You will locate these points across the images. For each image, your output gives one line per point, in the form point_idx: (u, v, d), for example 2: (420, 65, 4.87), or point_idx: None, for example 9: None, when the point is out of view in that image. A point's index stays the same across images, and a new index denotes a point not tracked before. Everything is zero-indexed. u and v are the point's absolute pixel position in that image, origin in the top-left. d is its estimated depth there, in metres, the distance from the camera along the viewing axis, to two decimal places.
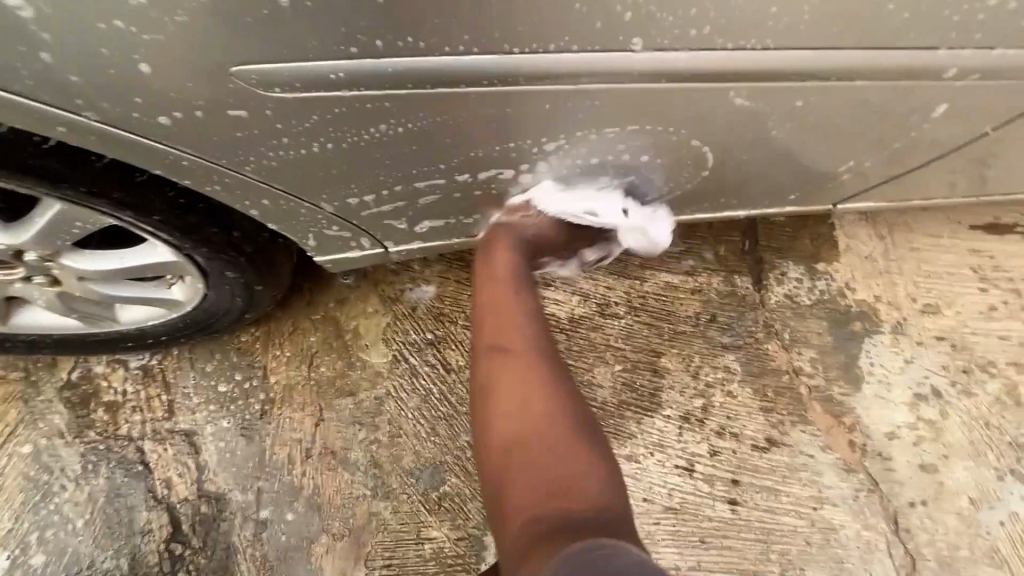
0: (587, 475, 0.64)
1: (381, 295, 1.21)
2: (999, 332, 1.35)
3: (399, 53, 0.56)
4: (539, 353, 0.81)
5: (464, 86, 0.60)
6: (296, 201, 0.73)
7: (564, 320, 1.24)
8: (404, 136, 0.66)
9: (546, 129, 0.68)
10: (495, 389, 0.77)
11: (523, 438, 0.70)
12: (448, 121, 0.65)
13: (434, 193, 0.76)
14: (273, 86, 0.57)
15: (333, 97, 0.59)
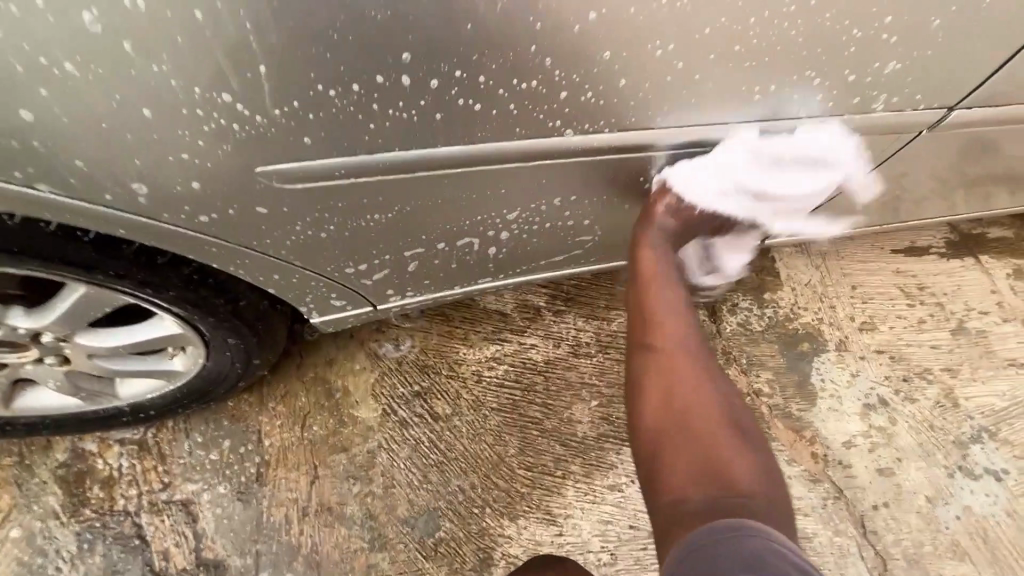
0: (736, 458, 0.75)
1: (368, 353, 1.30)
2: (930, 342, 1.51)
3: (391, 148, 0.67)
4: (669, 352, 0.87)
5: (445, 167, 0.72)
6: (298, 272, 0.81)
7: (541, 362, 1.34)
8: (393, 212, 0.76)
9: (515, 195, 0.80)
10: (652, 383, 0.85)
11: (682, 420, 0.80)
12: (433, 198, 0.76)
13: (418, 259, 0.86)
14: (286, 180, 0.67)
15: (337, 185, 0.70)
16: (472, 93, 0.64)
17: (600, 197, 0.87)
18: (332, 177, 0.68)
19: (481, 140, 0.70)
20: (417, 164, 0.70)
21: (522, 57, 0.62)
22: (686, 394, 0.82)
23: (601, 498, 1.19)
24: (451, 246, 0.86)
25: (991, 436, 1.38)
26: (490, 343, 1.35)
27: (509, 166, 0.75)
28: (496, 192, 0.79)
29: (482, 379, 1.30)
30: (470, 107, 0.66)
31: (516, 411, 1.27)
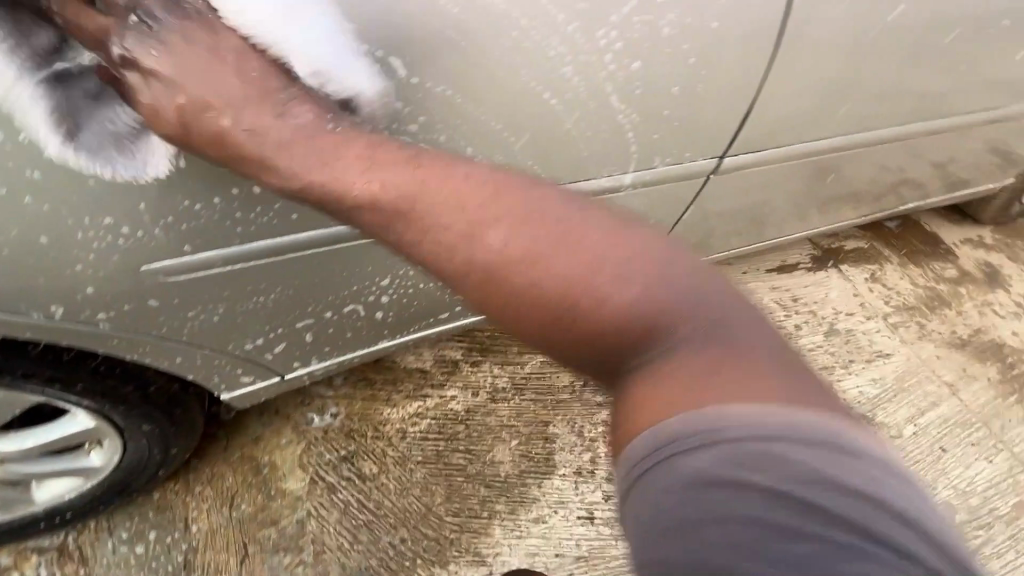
0: (630, 284, 0.54)
1: (294, 426, 1.36)
2: (808, 345, 1.71)
3: (272, 236, 0.80)
4: (488, 216, 0.57)
5: (324, 247, 0.85)
6: (203, 354, 0.91)
7: (461, 411, 1.43)
8: (283, 290, 0.88)
9: (391, 264, 0.94)
10: (510, 268, 0.56)
11: (554, 283, 0.55)
12: (317, 274, 0.89)
13: (316, 329, 0.98)
14: (179, 272, 0.78)
15: (227, 272, 0.81)
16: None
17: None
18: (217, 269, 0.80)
19: (345, 223, 0.84)
20: (293, 249, 0.83)
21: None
22: (563, 265, 0.54)
23: (526, 531, 1.27)
24: (344, 313, 0.97)
25: (869, 421, 1.56)
26: (413, 399, 1.44)
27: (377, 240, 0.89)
28: (372, 263, 0.92)
29: (407, 434, 1.38)
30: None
31: (441, 460, 1.35)
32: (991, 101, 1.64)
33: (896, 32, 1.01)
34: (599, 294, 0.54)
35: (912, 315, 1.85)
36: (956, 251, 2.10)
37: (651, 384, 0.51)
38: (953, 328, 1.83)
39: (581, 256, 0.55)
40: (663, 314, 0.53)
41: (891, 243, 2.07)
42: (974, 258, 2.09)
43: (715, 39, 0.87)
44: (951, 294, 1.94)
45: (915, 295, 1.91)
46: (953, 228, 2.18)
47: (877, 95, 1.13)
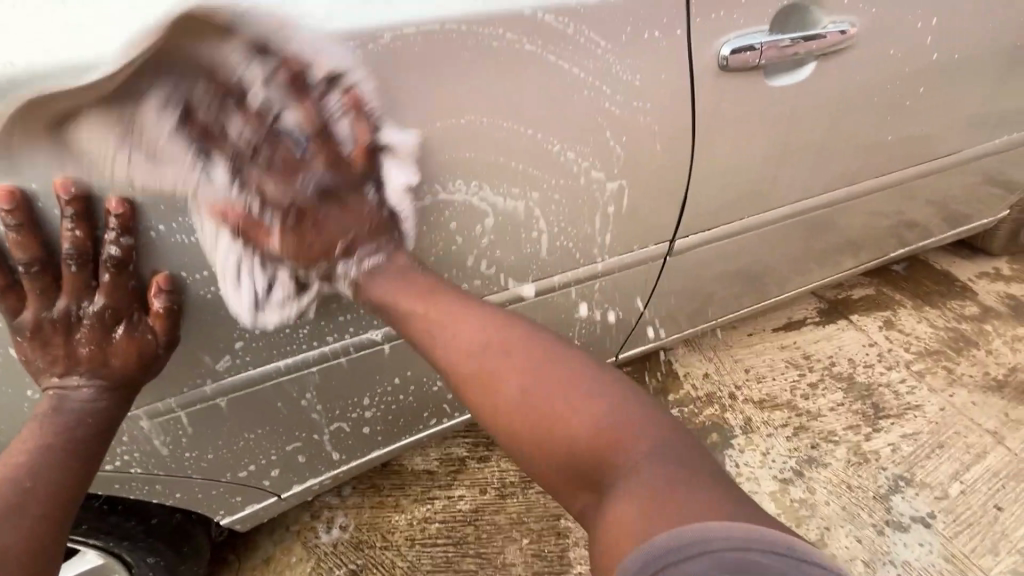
0: (571, 402, 0.64)
1: (303, 543, 1.36)
2: (828, 405, 1.64)
3: (247, 370, 0.85)
4: (485, 371, 0.70)
5: (300, 373, 0.89)
6: (198, 486, 0.94)
7: (470, 512, 1.41)
8: (267, 419, 0.92)
9: (376, 377, 0.97)
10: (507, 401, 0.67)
11: (536, 412, 0.65)
12: (298, 399, 0.93)
13: (308, 449, 1.01)
14: (159, 415, 0.82)
15: (208, 409, 0.86)
16: (310, 317, 0.84)
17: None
18: (212, 401, 0.85)
19: (327, 344, 0.89)
20: (279, 374, 0.87)
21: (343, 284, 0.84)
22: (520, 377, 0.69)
23: None
24: (332, 430, 1.01)
25: (908, 482, 1.44)
26: (421, 503, 1.43)
27: (360, 356, 0.92)
28: (357, 378, 0.95)
29: (416, 542, 1.36)
30: (307, 328, 0.85)
31: (450, 568, 1.31)
32: (970, 141, 1.65)
33: (837, 97, 1.05)
34: (566, 412, 0.64)
35: (938, 360, 1.76)
36: (974, 287, 2.03)
37: (617, 495, 0.55)
38: (986, 370, 1.73)
39: (551, 392, 0.66)
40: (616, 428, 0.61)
41: (901, 287, 2.02)
42: (994, 292, 2.01)
43: (640, 140, 0.92)
44: (976, 333, 1.85)
45: (938, 338, 1.83)
46: (966, 264, 2.12)
47: (825, 157, 1.15)
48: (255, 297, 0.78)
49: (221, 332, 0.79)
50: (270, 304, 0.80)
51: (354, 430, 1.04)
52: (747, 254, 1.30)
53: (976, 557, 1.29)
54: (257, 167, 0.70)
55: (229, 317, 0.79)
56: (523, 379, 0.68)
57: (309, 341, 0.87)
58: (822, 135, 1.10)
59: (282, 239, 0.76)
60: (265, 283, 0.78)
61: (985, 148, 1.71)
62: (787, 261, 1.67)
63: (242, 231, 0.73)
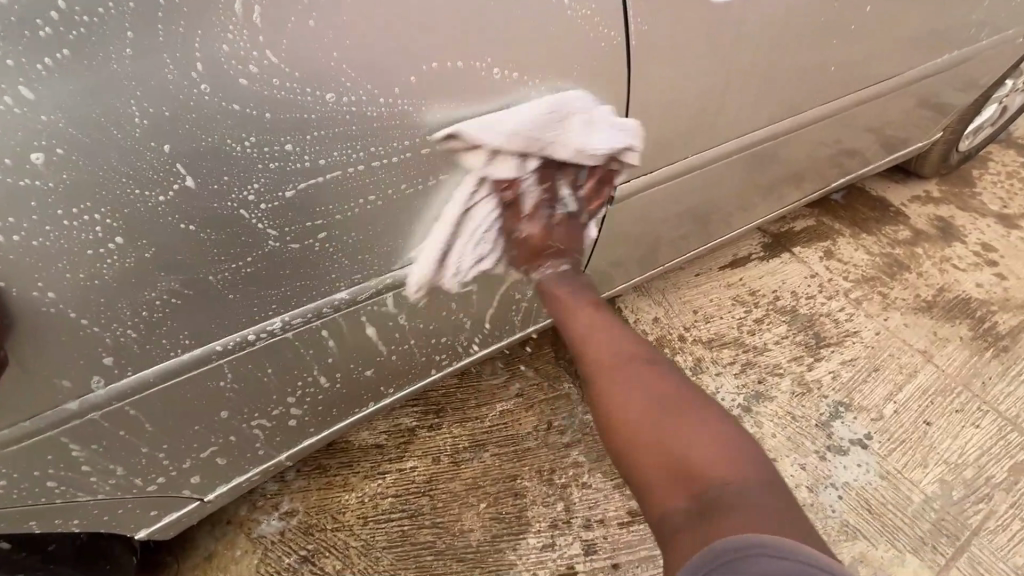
0: (684, 428, 0.69)
1: (247, 534, 1.28)
2: (773, 339, 1.66)
3: (128, 377, 0.72)
4: (613, 366, 0.83)
5: (196, 372, 0.77)
6: (97, 509, 0.82)
7: (424, 483, 1.36)
8: (168, 428, 0.80)
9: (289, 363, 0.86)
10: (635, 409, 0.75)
11: (640, 427, 0.73)
12: (204, 400, 0.81)
13: (228, 448, 0.90)
14: (18, 442, 0.69)
15: (86, 429, 0.73)
16: (196, 308, 0.72)
17: (380, 333, 0.94)
18: (88, 419, 0.72)
19: (223, 334, 0.76)
20: (170, 377, 0.75)
21: (226, 266, 0.71)
22: (630, 386, 0.78)
23: None
24: (251, 427, 0.90)
25: (848, 407, 1.50)
26: (372, 479, 1.37)
27: (266, 341, 0.81)
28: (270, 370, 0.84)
29: (369, 520, 1.30)
30: (193, 320, 0.72)
31: (408, 542, 1.27)
32: (906, 64, 1.63)
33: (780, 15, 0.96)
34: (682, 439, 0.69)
35: (874, 286, 1.80)
36: (906, 211, 2.07)
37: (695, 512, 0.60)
38: (917, 292, 1.79)
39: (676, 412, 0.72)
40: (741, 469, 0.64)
41: (839, 216, 2.04)
42: (924, 215, 2.06)
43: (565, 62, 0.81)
44: (908, 257, 1.90)
45: (873, 265, 1.87)
46: (899, 188, 2.16)
47: (769, 88, 1.08)
48: (114, 294, 0.65)
49: (77, 337, 0.65)
50: (137, 298, 0.67)
51: (279, 421, 0.93)
52: (690, 195, 1.23)
53: (907, 472, 1.37)
54: (57, 137, 0.55)
55: (87, 322, 0.65)
56: (634, 395, 0.77)
57: (200, 334, 0.74)
58: (766, 65, 1.02)
59: (131, 220, 0.62)
60: (126, 275, 0.65)
61: (922, 71, 1.68)
62: (731, 199, 1.62)
63: (65, 218, 0.58)
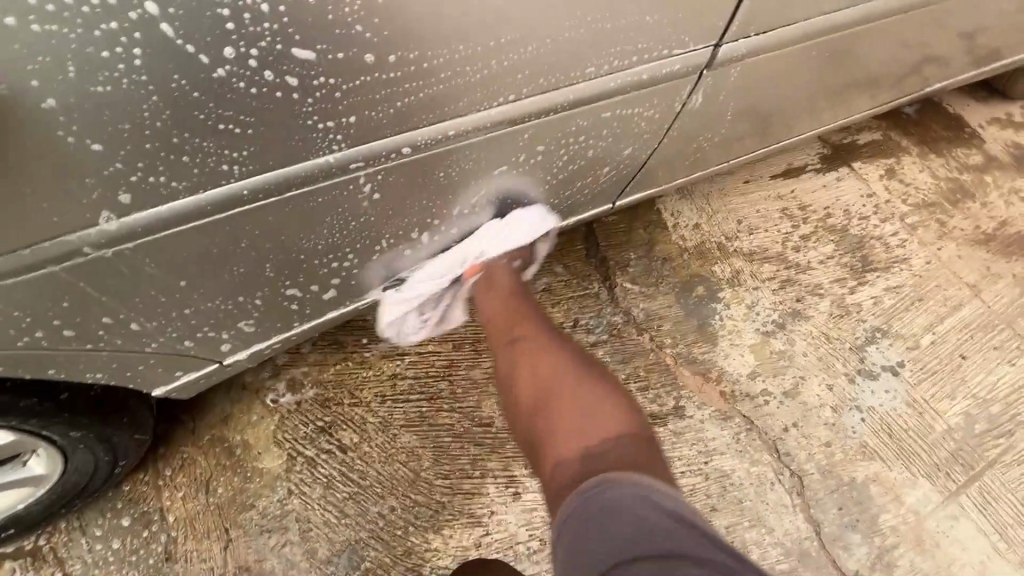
0: (604, 420, 0.78)
1: (264, 401, 1.26)
2: (817, 258, 1.56)
3: (147, 209, 0.61)
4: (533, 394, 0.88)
5: (225, 213, 0.66)
6: (120, 363, 0.75)
7: (443, 367, 1.33)
8: (195, 272, 0.71)
9: (339, 218, 0.77)
10: (552, 379, 0.88)
11: (573, 398, 0.84)
12: (237, 247, 0.71)
13: (255, 313, 0.82)
14: (25, 270, 0.59)
15: (103, 266, 0.63)
16: (230, 132, 0.60)
17: (435, 196, 0.84)
18: (97, 254, 0.62)
19: (260, 173, 0.65)
20: (195, 216, 0.65)
21: (272, 88, 0.59)
22: (551, 370, 0.89)
23: (523, 486, 1.20)
24: (284, 294, 0.82)
25: (885, 333, 1.44)
26: (391, 358, 1.33)
27: (317, 183, 0.70)
28: (318, 222, 0.75)
29: (387, 399, 1.28)
30: (232, 149, 0.62)
31: (425, 421, 1.26)
32: None
33: None
34: (556, 428, 0.80)
35: (933, 213, 1.67)
36: (982, 133, 1.87)
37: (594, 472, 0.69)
38: (977, 223, 1.66)
39: (596, 398, 0.82)
40: (630, 449, 0.72)
41: (908, 132, 1.85)
42: (1001, 140, 1.86)
43: None
44: (975, 184, 1.74)
45: (937, 189, 1.72)
46: (978, 106, 1.94)
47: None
48: (123, 98, 0.53)
49: (95, 153, 0.55)
50: (162, 111, 0.56)
51: (313, 285, 0.84)
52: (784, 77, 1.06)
53: (935, 402, 1.35)
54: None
55: (105, 134, 0.54)
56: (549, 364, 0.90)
57: (232, 170, 0.63)
58: None
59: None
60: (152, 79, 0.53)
61: None
62: (804, 97, 1.43)
63: None
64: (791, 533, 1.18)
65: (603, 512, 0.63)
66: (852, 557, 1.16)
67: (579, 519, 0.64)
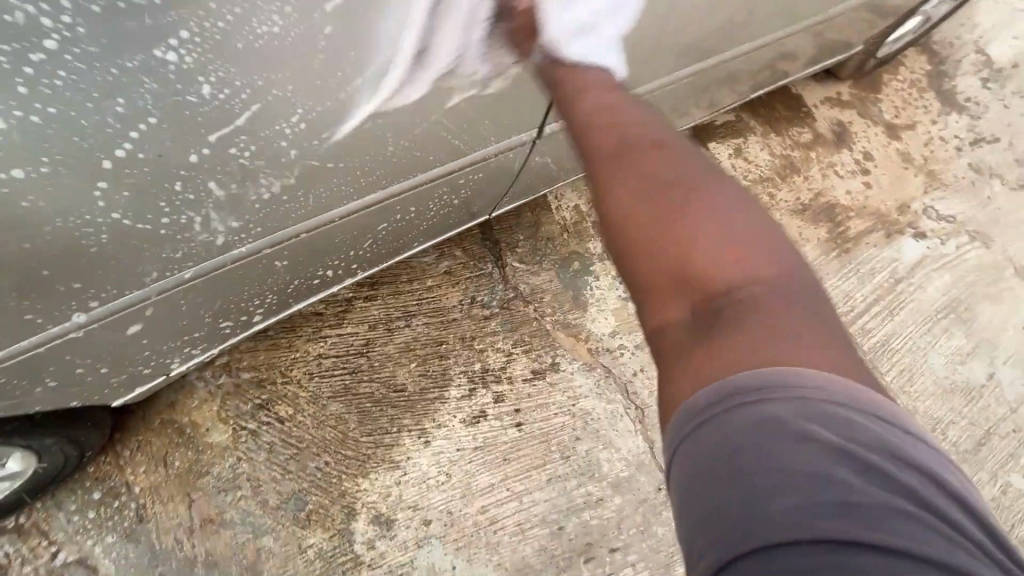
0: (713, 248, 0.65)
1: (205, 386, 1.48)
2: None
3: (107, 300, 0.81)
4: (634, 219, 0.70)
5: (168, 290, 0.88)
6: (93, 395, 0.96)
7: (360, 345, 1.58)
8: (150, 330, 0.92)
9: (259, 280, 0.99)
10: (619, 176, 0.73)
11: (667, 244, 0.67)
12: (180, 308, 0.93)
13: (199, 343, 1.04)
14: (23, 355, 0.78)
15: (82, 342, 0.83)
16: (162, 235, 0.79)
17: (334, 240, 1.05)
18: (75, 335, 0.82)
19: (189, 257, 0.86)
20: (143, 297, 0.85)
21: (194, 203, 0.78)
22: (645, 175, 0.72)
23: (432, 436, 1.53)
24: (221, 327, 1.04)
25: None
26: (315, 342, 1.57)
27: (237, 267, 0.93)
28: (243, 279, 0.97)
29: (314, 376, 1.53)
30: (169, 260, 0.84)
31: (349, 392, 1.53)
32: None
33: None
34: (677, 235, 0.67)
35: (766, 187, 2.04)
36: (814, 113, 2.24)
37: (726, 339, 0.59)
38: (798, 195, 2.06)
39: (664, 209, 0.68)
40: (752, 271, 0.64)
41: (756, 113, 2.17)
42: (828, 118, 2.24)
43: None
44: (802, 160, 2.12)
45: (772, 166, 2.09)
46: (815, 87, 2.29)
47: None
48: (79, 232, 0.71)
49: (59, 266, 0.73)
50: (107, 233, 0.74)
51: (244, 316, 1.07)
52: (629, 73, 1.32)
53: None
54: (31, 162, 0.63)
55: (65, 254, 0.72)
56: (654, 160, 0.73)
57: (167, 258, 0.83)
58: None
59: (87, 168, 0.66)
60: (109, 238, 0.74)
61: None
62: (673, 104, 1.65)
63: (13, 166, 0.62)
64: (633, 450, 1.60)
65: (723, 447, 0.52)
66: None
67: (693, 453, 0.54)
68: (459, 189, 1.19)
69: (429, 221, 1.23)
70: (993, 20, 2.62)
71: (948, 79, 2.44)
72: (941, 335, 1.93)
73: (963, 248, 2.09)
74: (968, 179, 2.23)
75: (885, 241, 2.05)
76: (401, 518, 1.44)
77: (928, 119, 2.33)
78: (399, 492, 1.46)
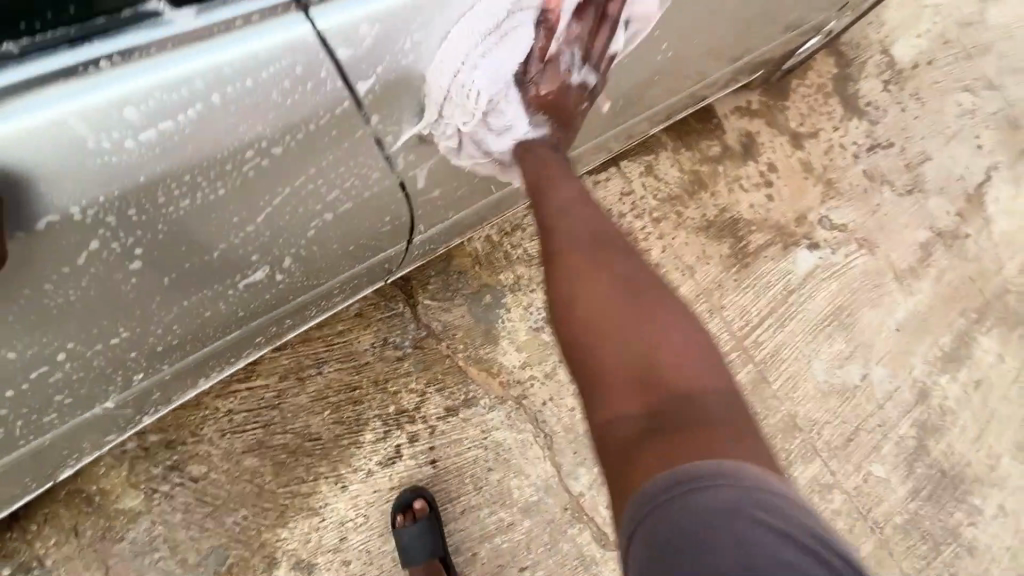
0: (676, 363, 0.88)
1: (111, 453, 1.48)
2: None
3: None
4: (630, 361, 0.89)
5: (46, 437, 1.00)
6: None
7: (271, 397, 1.60)
8: (32, 463, 1.05)
9: (135, 405, 1.12)
10: (566, 280, 1.02)
11: (642, 353, 0.89)
12: (62, 444, 1.06)
13: (80, 454, 1.14)
14: None
15: None
16: None
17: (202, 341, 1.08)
18: None
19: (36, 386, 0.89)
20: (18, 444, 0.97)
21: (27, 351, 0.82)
22: (631, 331, 0.91)
23: (349, 480, 1.60)
24: (103, 438, 1.15)
25: None
26: (224, 397, 1.57)
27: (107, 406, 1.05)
28: (118, 407, 1.09)
29: (226, 432, 1.56)
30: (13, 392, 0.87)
31: (263, 445, 1.57)
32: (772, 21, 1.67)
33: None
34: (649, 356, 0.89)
35: (674, 206, 2.12)
36: (724, 123, 2.28)
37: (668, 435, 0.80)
38: (704, 212, 2.15)
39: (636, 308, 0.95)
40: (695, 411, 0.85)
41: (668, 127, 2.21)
42: (737, 129, 2.29)
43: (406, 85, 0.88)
44: (709, 175, 2.19)
45: (681, 183, 2.15)
46: (726, 96, 2.33)
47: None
48: None
49: None
50: None
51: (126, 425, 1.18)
52: None
53: None
54: None
55: None
56: (657, 330, 0.91)
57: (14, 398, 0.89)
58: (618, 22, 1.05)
59: None
60: None
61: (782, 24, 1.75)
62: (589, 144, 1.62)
63: None
64: (541, 475, 1.72)
65: (672, 528, 0.71)
66: (578, 484, 1.74)
67: (658, 534, 0.71)
68: (340, 287, 1.28)
69: (311, 313, 1.29)
70: (898, 18, 2.70)
71: (852, 83, 2.53)
72: (824, 343, 2.12)
73: (851, 256, 2.26)
74: (861, 188, 2.38)
75: (782, 254, 2.18)
76: (321, 561, 1.53)
77: (830, 126, 2.43)
78: (319, 537, 1.55)
